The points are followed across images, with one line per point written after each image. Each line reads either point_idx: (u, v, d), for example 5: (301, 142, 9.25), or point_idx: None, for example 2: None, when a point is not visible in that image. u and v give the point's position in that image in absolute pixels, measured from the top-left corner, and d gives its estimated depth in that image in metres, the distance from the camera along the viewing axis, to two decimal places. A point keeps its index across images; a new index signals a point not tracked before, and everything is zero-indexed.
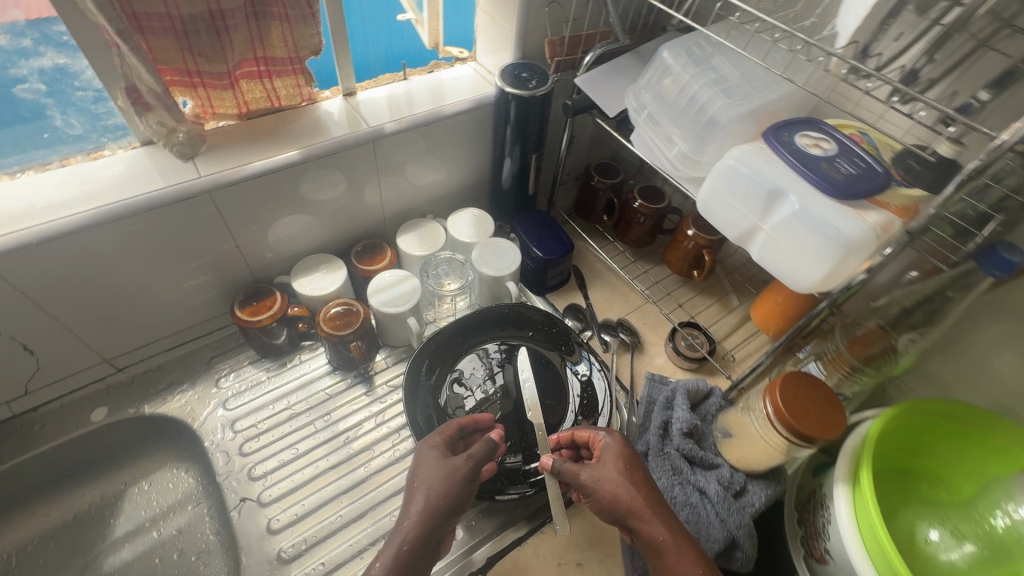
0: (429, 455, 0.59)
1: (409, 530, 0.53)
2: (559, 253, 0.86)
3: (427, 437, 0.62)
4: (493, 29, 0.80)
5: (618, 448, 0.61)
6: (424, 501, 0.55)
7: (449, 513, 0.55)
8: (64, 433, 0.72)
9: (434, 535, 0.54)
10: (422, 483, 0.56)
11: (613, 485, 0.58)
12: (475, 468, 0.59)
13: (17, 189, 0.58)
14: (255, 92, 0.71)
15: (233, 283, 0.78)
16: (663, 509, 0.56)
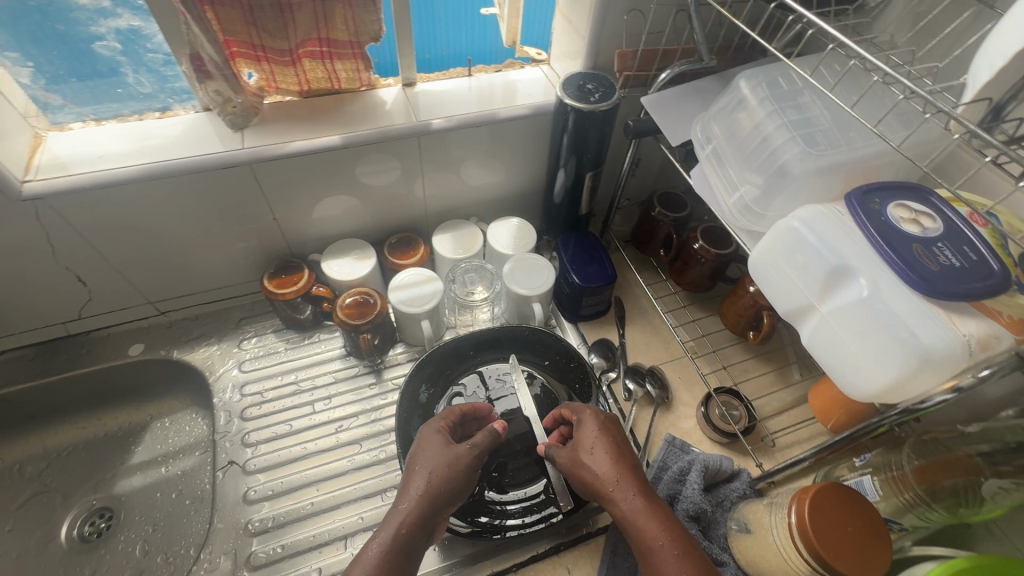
0: (432, 438, 0.56)
1: (407, 513, 0.50)
2: (597, 286, 0.79)
3: (432, 420, 0.60)
4: (568, 33, 0.74)
5: (591, 420, 0.58)
6: (424, 485, 0.52)
7: (449, 500, 0.52)
8: (104, 360, 0.79)
9: (432, 521, 0.51)
10: (425, 466, 0.53)
11: (582, 458, 0.55)
12: (480, 456, 0.56)
13: (89, 136, 0.63)
14: (316, 73, 0.71)
15: (271, 253, 0.81)
16: (636, 485, 0.52)
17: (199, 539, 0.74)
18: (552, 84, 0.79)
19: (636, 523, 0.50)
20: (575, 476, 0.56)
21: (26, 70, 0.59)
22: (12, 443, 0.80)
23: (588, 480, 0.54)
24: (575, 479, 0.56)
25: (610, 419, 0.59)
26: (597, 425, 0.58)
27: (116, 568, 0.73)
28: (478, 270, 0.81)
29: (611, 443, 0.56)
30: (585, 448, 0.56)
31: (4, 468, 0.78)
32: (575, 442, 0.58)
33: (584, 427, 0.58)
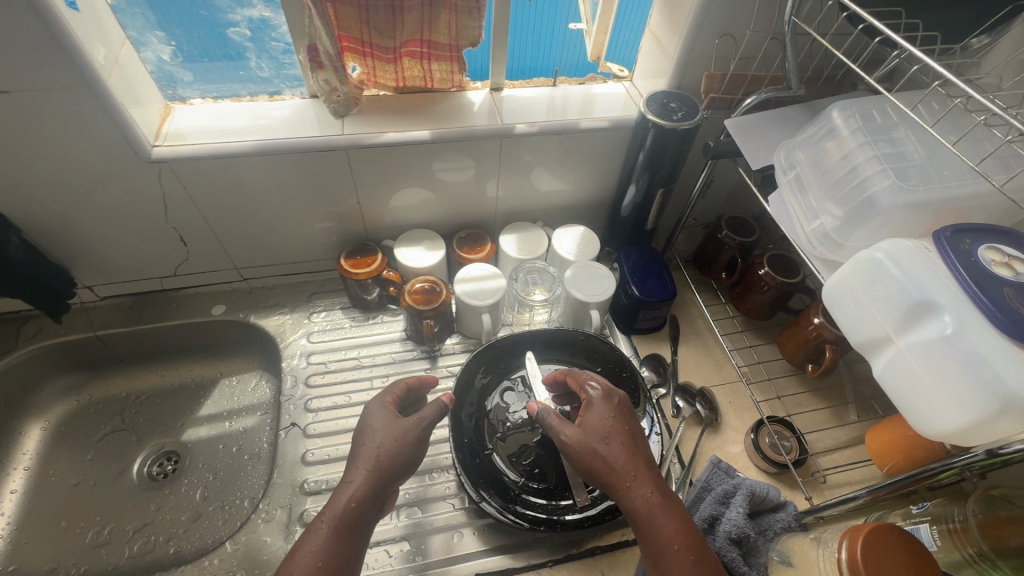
0: (374, 414, 0.60)
1: (358, 487, 0.53)
2: (657, 301, 0.80)
3: (377, 397, 0.63)
4: (655, 52, 0.76)
5: (610, 406, 0.61)
6: (373, 459, 0.55)
7: (397, 473, 0.56)
8: (188, 316, 0.85)
9: (382, 492, 0.55)
10: (373, 441, 0.57)
11: (600, 444, 0.57)
12: (422, 429, 0.59)
13: (210, 111, 0.70)
14: (413, 71, 0.76)
15: (349, 235, 0.86)
16: (652, 481, 0.55)
17: (254, 493, 0.80)
18: (634, 101, 0.81)
19: (651, 518, 0.53)
20: (583, 460, 0.57)
21: (168, 48, 0.65)
22: (101, 382, 0.87)
23: (601, 467, 0.56)
24: (582, 462, 0.58)
25: (622, 404, 0.61)
26: (612, 414, 0.60)
27: (177, 508, 0.79)
28: (541, 272, 0.84)
29: (627, 435, 0.58)
30: (600, 436, 0.58)
31: (91, 403, 0.86)
32: (586, 426, 0.59)
33: (597, 411, 0.60)
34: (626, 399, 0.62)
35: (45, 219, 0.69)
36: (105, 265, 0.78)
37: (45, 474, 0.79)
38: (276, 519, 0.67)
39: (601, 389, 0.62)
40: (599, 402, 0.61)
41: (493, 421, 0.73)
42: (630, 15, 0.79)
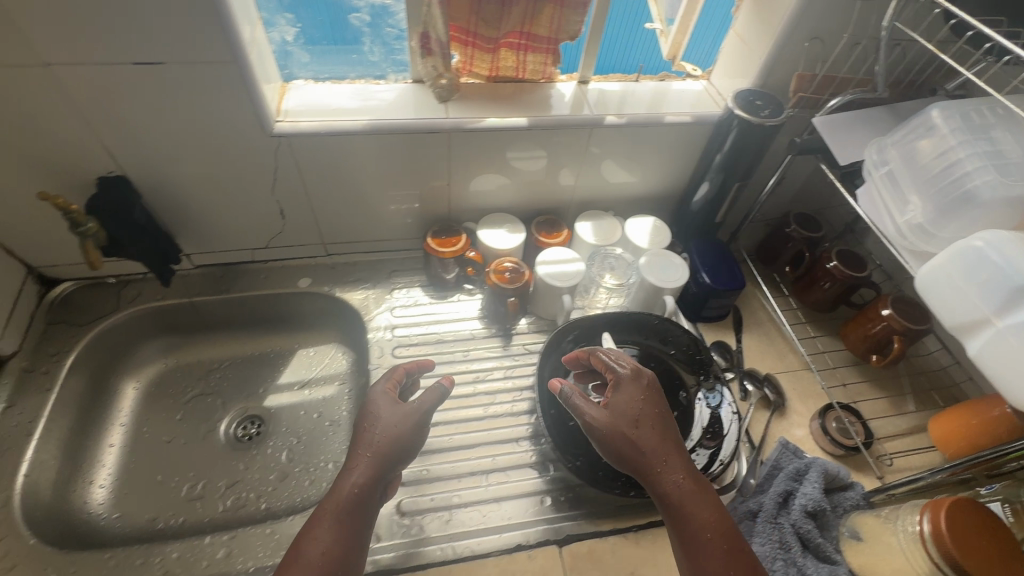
0: (372, 403, 0.63)
1: (359, 475, 0.57)
2: (728, 289, 0.85)
3: (378, 383, 0.66)
4: (739, 53, 0.80)
5: (638, 390, 0.62)
6: (376, 446, 0.59)
7: (397, 458, 0.59)
8: (277, 288, 0.89)
9: (386, 476, 0.58)
10: (375, 429, 0.60)
11: (631, 428, 0.59)
12: (419, 415, 0.62)
13: (324, 92, 0.74)
14: (508, 61, 0.80)
15: (431, 217, 0.90)
16: (681, 464, 0.58)
17: (338, 457, 0.84)
18: (713, 98, 0.85)
19: (682, 500, 0.56)
20: (612, 442, 0.59)
21: (293, 29, 0.69)
22: (188, 347, 0.91)
23: (632, 451, 0.58)
24: (610, 445, 0.59)
25: (648, 388, 0.63)
26: (639, 398, 0.62)
27: (264, 468, 0.83)
28: (614, 258, 0.87)
29: (655, 419, 0.60)
30: (629, 420, 0.60)
31: (178, 367, 0.90)
32: (614, 410, 0.61)
33: (625, 395, 0.62)
34: (653, 381, 0.64)
35: (165, 188, 0.73)
36: (206, 234, 0.82)
37: (140, 430, 0.83)
38: None
39: (629, 373, 0.64)
40: (626, 386, 0.63)
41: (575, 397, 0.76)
42: (711, 16, 0.83)
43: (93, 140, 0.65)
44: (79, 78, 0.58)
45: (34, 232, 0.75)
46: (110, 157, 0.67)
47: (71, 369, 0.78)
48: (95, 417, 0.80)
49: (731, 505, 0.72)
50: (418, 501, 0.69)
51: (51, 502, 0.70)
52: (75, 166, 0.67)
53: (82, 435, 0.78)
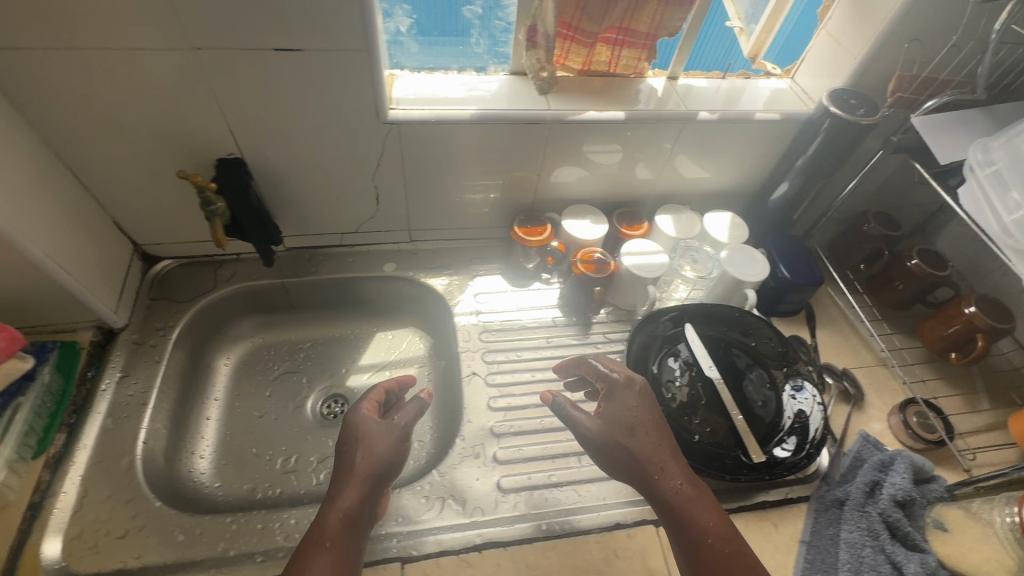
0: (356, 422, 0.62)
1: (345, 498, 0.55)
2: (807, 284, 0.87)
3: (358, 402, 0.66)
4: (829, 52, 0.82)
5: (632, 397, 0.63)
6: (364, 469, 0.57)
7: (383, 480, 0.58)
8: (364, 271, 0.92)
9: (373, 497, 0.57)
10: (363, 450, 0.59)
11: (626, 435, 0.60)
12: (403, 431, 0.62)
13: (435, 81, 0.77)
14: (602, 56, 0.81)
15: (515, 206, 0.93)
16: (679, 471, 0.58)
17: (422, 436, 0.85)
18: (797, 96, 0.87)
19: (680, 505, 0.57)
20: (607, 451, 0.59)
21: (408, 21, 0.71)
22: (275, 327, 0.94)
23: (629, 460, 0.59)
24: (608, 455, 0.59)
25: (642, 394, 0.63)
26: (634, 405, 0.62)
27: None
28: (697, 250, 0.89)
29: (651, 426, 0.61)
30: (624, 429, 0.60)
31: (264, 345, 0.93)
32: (608, 418, 0.61)
33: (618, 402, 0.62)
34: (646, 388, 0.64)
35: (275, 171, 0.76)
36: (303, 217, 0.85)
37: (232, 405, 0.86)
38: (470, 456, 0.74)
39: (623, 380, 0.64)
40: (620, 393, 0.63)
41: (661, 384, 0.78)
42: (799, 15, 0.84)
43: (221, 122, 0.68)
44: (221, 62, 0.61)
45: (147, 210, 0.78)
46: (233, 139, 0.70)
47: (175, 343, 0.81)
48: (194, 390, 0.84)
49: (818, 493, 0.74)
50: (516, 479, 0.72)
51: (163, 468, 0.74)
52: (200, 146, 0.70)
53: (184, 406, 0.81)
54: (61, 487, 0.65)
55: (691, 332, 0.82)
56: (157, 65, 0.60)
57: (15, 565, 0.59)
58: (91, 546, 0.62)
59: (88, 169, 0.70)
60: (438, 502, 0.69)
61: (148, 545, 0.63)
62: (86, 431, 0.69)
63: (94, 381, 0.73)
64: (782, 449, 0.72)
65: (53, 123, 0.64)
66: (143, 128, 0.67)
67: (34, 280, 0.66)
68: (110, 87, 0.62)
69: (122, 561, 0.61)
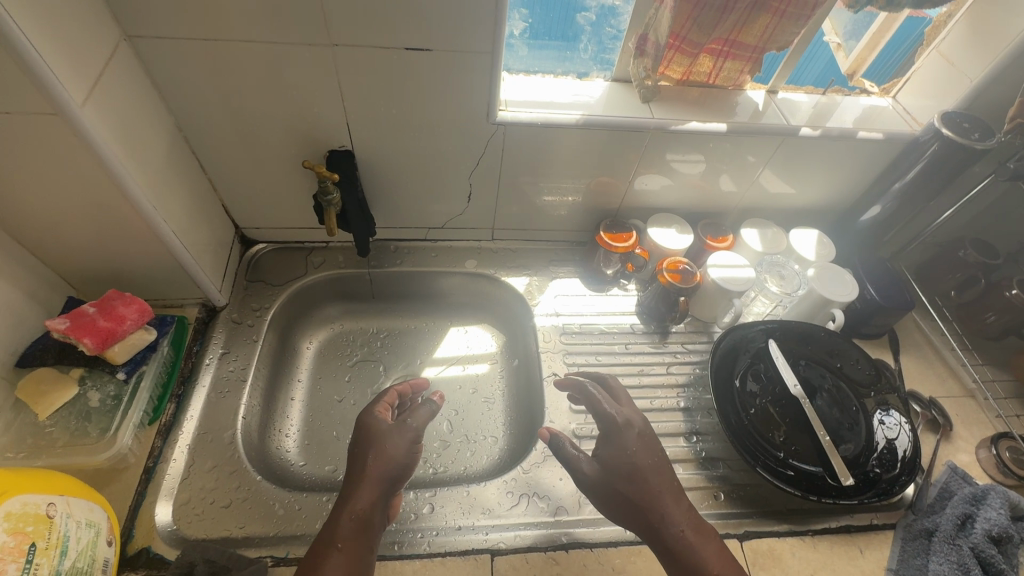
0: (368, 425, 0.63)
1: (357, 507, 0.57)
2: (898, 307, 0.84)
3: (371, 405, 0.67)
4: (939, 74, 0.81)
5: (630, 439, 0.62)
6: (377, 471, 0.59)
7: (395, 483, 0.60)
8: (447, 266, 0.94)
9: (383, 501, 0.59)
10: (377, 452, 0.60)
11: (624, 477, 0.60)
12: (416, 433, 0.63)
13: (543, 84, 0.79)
14: (703, 67, 0.81)
15: (599, 212, 0.93)
16: (683, 515, 0.58)
17: (495, 432, 0.87)
18: (901, 117, 0.85)
19: (680, 547, 0.56)
20: (606, 494, 0.60)
21: (523, 24, 0.73)
22: (356, 315, 0.97)
23: (629, 502, 0.59)
24: (604, 497, 0.60)
25: (642, 438, 0.63)
26: (633, 450, 0.61)
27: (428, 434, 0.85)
28: (783, 266, 0.88)
29: (652, 471, 0.60)
30: (623, 474, 0.60)
31: (345, 332, 0.95)
32: (605, 463, 0.61)
33: (614, 447, 0.61)
34: (643, 431, 0.63)
35: (378, 163, 0.78)
36: (396, 210, 0.87)
37: (315, 387, 0.88)
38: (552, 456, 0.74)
39: (620, 422, 0.63)
40: (614, 437, 0.62)
41: (744, 399, 0.78)
42: (906, 35, 0.84)
43: (340, 114, 0.70)
44: (355, 58, 0.63)
45: (255, 195, 0.81)
46: (347, 131, 0.72)
47: (270, 324, 0.84)
48: (282, 369, 0.86)
49: (904, 522, 0.72)
50: None
51: (258, 444, 0.76)
52: (315, 136, 0.73)
53: (274, 384, 0.84)
54: (171, 454, 0.68)
55: (775, 348, 0.81)
56: (294, 57, 0.63)
57: (133, 524, 0.62)
58: (198, 513, 0.64)
59: (210, 153, 0.74)
60: (522, 498, 0.70)
61: (251, 517, 0.65)
62: (194, 402, 0.72)
63: (199, 355, 0.77)
64: (875, 469, 0.71)
65: (188, 107, 0.67)
66: (267, 116, 0.70)
67: (158, 256, 0.69)
68: (248, 78, 0.65)
69: (227, 530, 0.64)
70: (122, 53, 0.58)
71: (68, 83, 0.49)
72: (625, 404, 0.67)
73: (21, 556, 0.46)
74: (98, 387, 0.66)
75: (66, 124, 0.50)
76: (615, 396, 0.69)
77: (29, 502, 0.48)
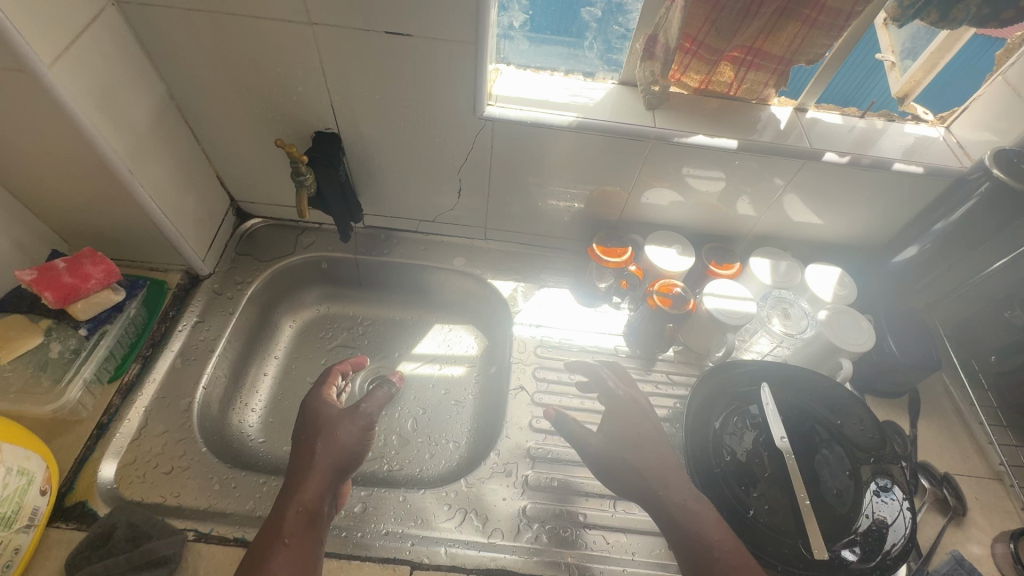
0: (317, 409, 0.63)
1: (307, 494, 0.57)
2: (919, 365, 0.74)
3: (320, 385, 0.67)
4: (1002, 103, 0.71)
5: (636, 415, 0.67)
6: (327, 459, 0.59)
7: (344, 472, 0.60)
8: (434, 260, 0.91)
9: (335, 487, 0.59)
10: (328, 439, 0.61)
11: (627, 451, 0.62)
12: (367, 420, 0.64)
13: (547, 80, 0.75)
14: (723, 75, 0.74)
15: (598, 222, 0.88)
16: (687, 487, 0.60)
17: (458, 437, 0.84)
18: (950, 149, 0.75)
19: (686, 522, 0.57)
20: (609, 469, 0.62)
21: (522, 16, 0.70)
22: (341, 299, 0.96)
23: (634, 481, 0.60)
24: (609, 472, 0.62)
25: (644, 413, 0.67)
26: (640, 429, 0.65)
27: (389, 429, 0.83)
28: (792, 303, 0.80)
29: (656, 448, 0.63)
30: (629, 449, 0.62)
31: (328, 315, 0.95)
32: (613, 438, 0.64)
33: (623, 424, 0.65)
34: (647, 410, 0.68)
35: (364, 148, 0.76)
36: (386, 198, 0.86)
37: (289, 366, 0.88)
38: (500, 473, 0.71)
39: (626, 396, 0.69)
40: (626, 414, 0.67)
41: (723, 443, 0.71)
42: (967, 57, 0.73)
43: (324, 95, 0.69)
44: (336, 39, 0.62)
45: (248, 170, 0.82)
46: (332, 114, 0.71)
47: (249, 299, 0.84)
48: (258, 344, 0.87)
49: None
50: (544, 508, 0.68)
51: (216, 414, 0.76)
52: (302, 116, 0.72)
53: (246, 358, 0.84)
54: (127, 414, 0.69)
55: (768, 393, 0.73)
56: (277, 33, 0.62)
57: (76, 477, 0.64)
58: (140, 475, 0.65)
59: (202, 124, 0.74)
60: (459, 513, 0.67)
61: (188, 487, 0.66)
62: (158, 366, 0.73)
63: (173, 320, 0.78)
64: (858, 547, 0.63)
65: (179, 76, 0.68)
66: (254, 92, 0.69)
67: (139, 219, 0.71)
68: (232, 51, 0.64)
69: (162, 497, 0.64)
70: (109, 17, 0.59)
71: (34, 40, 0.50)
72: (627, 382, 0.72)
73: None
74: (61, 339, 0.68)
75: (32, 81, 0.51)
76: (622, 377, 0.73)
77: None
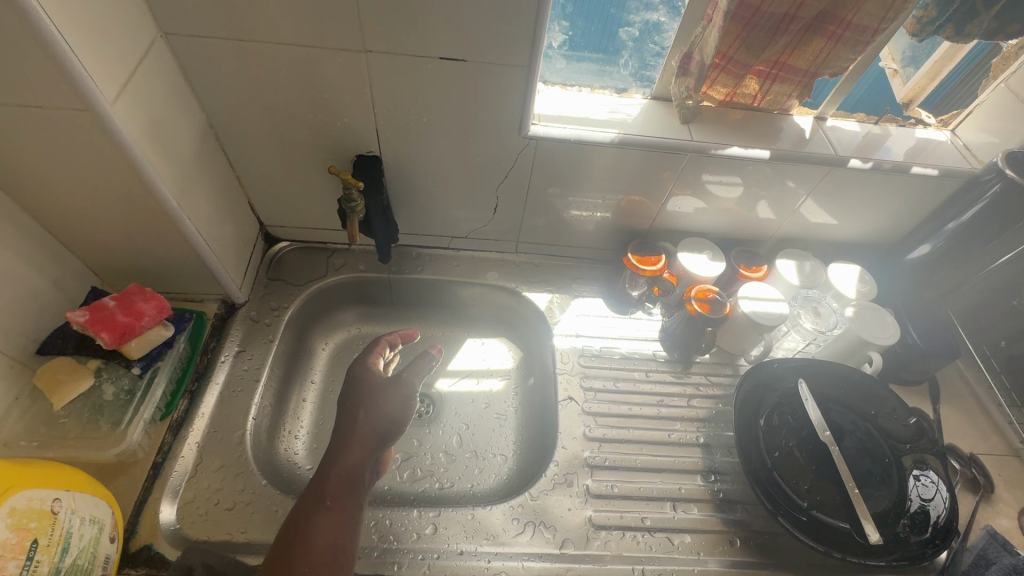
0: (361, 378, 0.66)
1: (348, 459, 0.58)
2: (942, 354, 0.79)
3: (370, 348, 0.71)
4: (1004, 109, 0.77)
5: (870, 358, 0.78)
6: (368, 426, 0.61)
7: (385, 440, 0.62)
8: (468, 276, 0.92)
9: (377, 454, 0.61)
10: (371, 408, 0.63)
11: None
12: (409, 390, 0.67)
13: (583, 97, 0.77)
14: (749, 88, 0.77)
15: (629, 232, 0.90)
16: None
17: (505, 450, 0.85)
18: (959, 152, 0.81)
19: None
20: None
21: (562, 37, 0.72)
22: (374, 319, 0.95)
23: None
24: None
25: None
26: None
27: (437, 446, 0.84)
28: (819, 302, 0.83)
29: None
30: None
31: (361, 335, 0.94)
32: None
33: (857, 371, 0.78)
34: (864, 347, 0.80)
35: (406, 169, 0.76)
36: (422, 216, 0.86)
37: (328, 389, 0.88)
38: (561, 483, 0.72)
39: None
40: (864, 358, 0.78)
41: (769, 439, 0.74)
42: (968, 64, 0.79)
43: (370, 120, 0.69)
44: (389, 65, 0.62)
45: (282, 195, 0.81)
46: (376, 137, 0.71)
47: (287, 325, 0.83)
48: (297, 369, 0.85)
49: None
50: (608, 515, 0.70)
51: (265, 445, 0.75)
52: (345, 141, 0.72)
53: (288, 384, 0.83)
54: (180, 451, 0.67)
55: (805, 389, 0.77)
56: (328, 61, 0.62)
57: (137, 520, 0.62)
58: (202, 513, 0.64)
59: (239, 152, 0.73)
60: (528, 526, 0.68)
61: (254, 521, 0.65)
62: (205, 400, 0.72)
63: (215, 351, 0.76)
64: (907, 530, 0.66)
65: (221, 105, 0.67)
66: (299, 119, 0.69)
67: (180, 252, 0.69)
68: (280, 79, 0.64)
69: (228, 534, 0.63)
70: (158, 50, 0.58)
71: (99, 80, 0.49)
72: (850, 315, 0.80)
73: (21, 553, 0.47)
74: (112, 379, 0.66)
75: (95, 119, 0.50)
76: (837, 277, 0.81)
77: (34, 498, 0.49)
